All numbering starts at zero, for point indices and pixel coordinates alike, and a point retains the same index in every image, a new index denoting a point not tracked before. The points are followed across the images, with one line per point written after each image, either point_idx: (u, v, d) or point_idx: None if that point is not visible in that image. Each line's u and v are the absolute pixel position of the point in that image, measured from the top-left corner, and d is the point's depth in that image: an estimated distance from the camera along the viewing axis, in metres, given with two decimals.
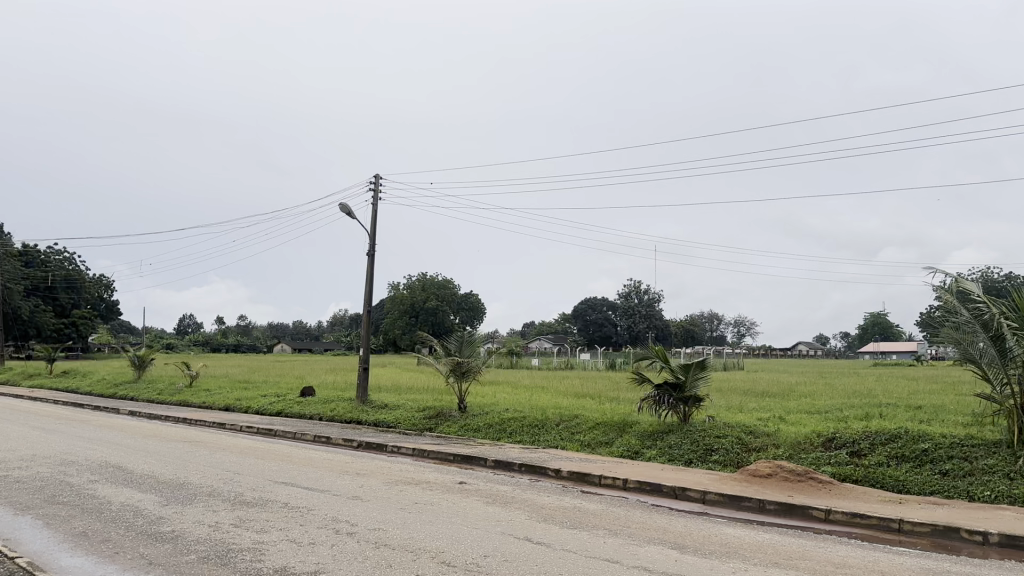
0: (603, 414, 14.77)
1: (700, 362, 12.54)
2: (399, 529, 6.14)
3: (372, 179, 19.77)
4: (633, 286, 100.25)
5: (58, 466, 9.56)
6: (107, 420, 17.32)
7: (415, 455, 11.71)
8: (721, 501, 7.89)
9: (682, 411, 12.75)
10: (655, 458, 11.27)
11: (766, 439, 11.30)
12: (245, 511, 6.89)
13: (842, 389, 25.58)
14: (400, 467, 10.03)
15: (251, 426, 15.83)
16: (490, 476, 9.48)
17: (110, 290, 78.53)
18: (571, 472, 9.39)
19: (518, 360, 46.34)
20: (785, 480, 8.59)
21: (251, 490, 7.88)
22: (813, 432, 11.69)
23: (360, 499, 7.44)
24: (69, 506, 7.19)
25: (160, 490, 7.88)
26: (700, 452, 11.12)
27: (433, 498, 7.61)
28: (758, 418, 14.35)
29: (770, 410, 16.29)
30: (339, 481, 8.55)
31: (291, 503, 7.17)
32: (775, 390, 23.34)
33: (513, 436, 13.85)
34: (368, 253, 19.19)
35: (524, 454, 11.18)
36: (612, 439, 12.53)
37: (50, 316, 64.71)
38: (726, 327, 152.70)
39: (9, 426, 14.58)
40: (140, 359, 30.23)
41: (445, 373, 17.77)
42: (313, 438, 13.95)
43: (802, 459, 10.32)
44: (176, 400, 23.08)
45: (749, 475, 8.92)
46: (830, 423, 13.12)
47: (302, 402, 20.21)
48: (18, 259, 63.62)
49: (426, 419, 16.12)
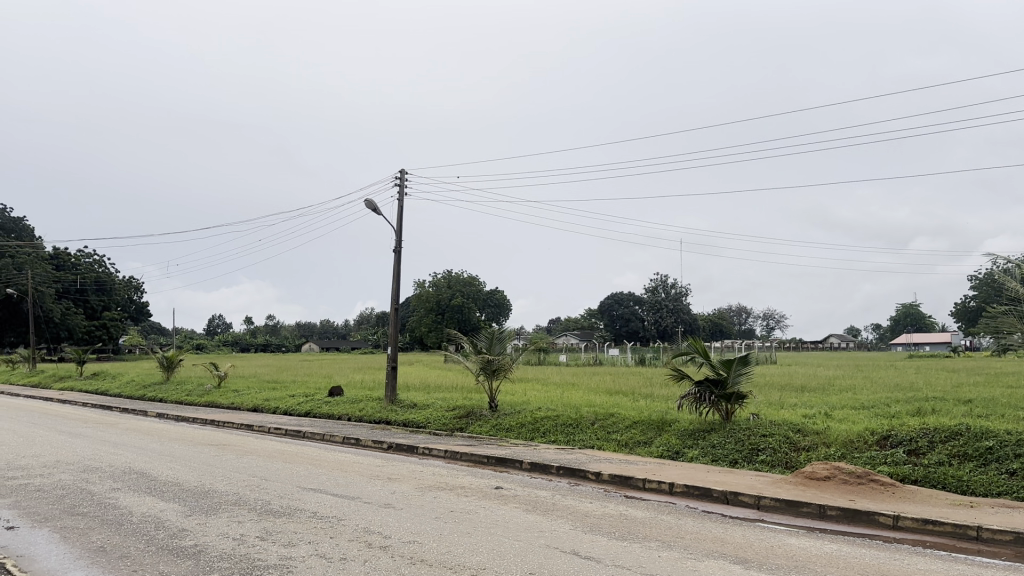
0: (640, 412, 14.24)
1: (742, 357, 11.96)
2: (436, 542, 5.70)
3: (398, 175, 19.35)
4: (661, 280, 99.17)
5: (82, 473, 9.26)
6: (136, 423, 17.10)
7: (448, 458, 11.29)
8: (776, 506, 7.39)
9: (723, 408, 12.19)
10: (698, 459, 10.75)
11: (815, 438, 10.75)
12: (271, 522, 6.49)
13: (885, 383, 24.80)
14: (433, 471, 9.60)
15: (279, 428, 15.49)
16: (526, 480, 9.03)
17: (139, 291, 79.14)
18: (613, 476, 8.90)
19: (547, 356, 45.94)
20: (844, 483, 8.03)
21: (277, 499, 7.48)
22: (867, 429, 11.08)
23: (392, 507, 7.01)
24: (87, 518, 6.83)
25: (184, 499, 7.52)
26: (745, 452, 10.61)
27: (470, 506, 7.15)
28: (803, 414, 13.75)
29: (815, 405, 15.71)
30: (369, 487, 8.13)
31: (319, 513, 6.76)
32: (814, 385, 22.69)
33: (547, 436, 13.40)
34: (394, 250, 18.81)
35: (560, 456, 10.71)
36: (651, 438, 12.03)
37: (80, 319, 65.25)
38: (755, 321, 151.07)
39: (33, 430, 14.34)
40: (168, 360, 30.12)
41: (475, 372, 17.36)
42: (342, 440, 13.58)
43: (857, 459, 9.75)
44: (203, 401, 22.89)
45: (803, 478, 8.37)
46: (881, 419, 12.46)
47: (330, 401, 19.92)
48: (49, 264, 64.25)
49: (457, 419, 15.69)
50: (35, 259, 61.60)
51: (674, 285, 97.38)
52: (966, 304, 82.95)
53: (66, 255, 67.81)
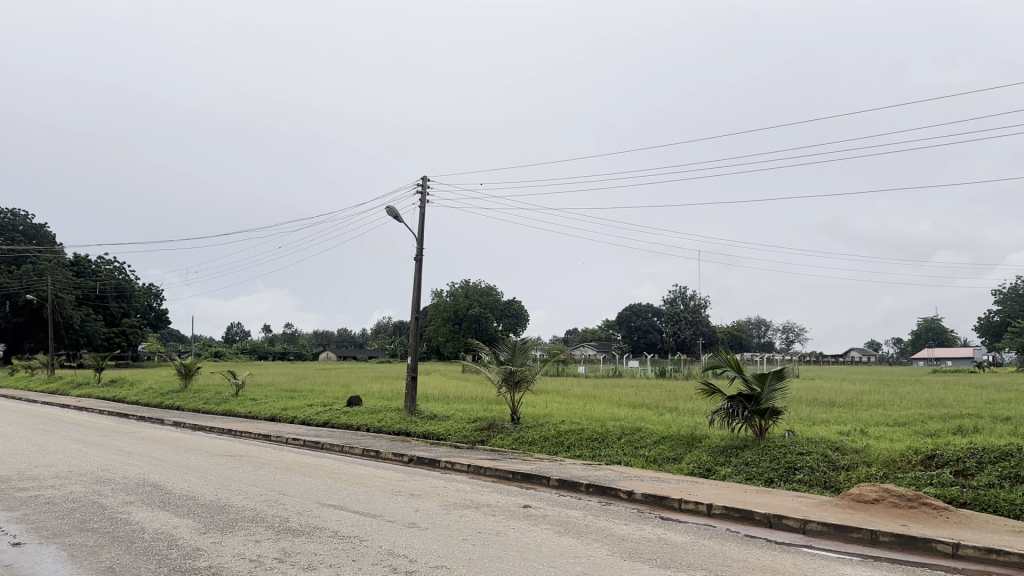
0: (668, 427, 13.76)
1: (777, 372, 11.54)
2: (465, 568, 5.32)
3: (419, 182, 19.04)
4: (680, 291, 98.50)
5: (95, 485, 8.96)
6: (152, 432, 16.86)
7: (471, 473, 10.91)
8: (824, 531, 6.96)
9: (757, 424, 11.71)
10: (731, 477, 10.33)
11: (855, 456, 10.28)
12: (289, 542, 6.14)
13: (913, 398, 24.18)
14: (457, 487, 9.20)
15: (297, 439, 15.18)
16: (555, 498, 8.62)
17: (159, 298, 79.64)
18: (647, 495, 8.48)
19: (566, 367, 45.58)
20: (894, 506, 7.57)
21: (297, 515, 7.14)
22: (909, 448, 10.59)
23: (417, 527, 6.64)
24: (97, 535, 6.51)
25: (200, 515, 7.19)
26: (782, 470, 10.18)
27: (499, 526, 6.75)
28: (838, 431, 13.26)
29: (849, 422, 15.15)
30: (391, 504, 7.75)
31: (340, 532, 6.40)
32: (842, 399, 22.14)
33: (571, 450, 13.00)
34: (415, 258, 18.51)
35: (588, 472, 10.30)
36: (680, 455, 11.60)
37: (100, 325, 65.55)
38: (774, 334, 150.10)
39: (47, 438, 14.10)
40: (186, 368, 29.96)
41: (497, 383, 16.98)
42: (362, 451, 13.23)
43: (901, 479, 9.29)
44: (221, 410, 22.65)
45: (851, 500, 7.90)
46: (922, 437, 11.93)
47: (348, 412, 19.59)
48: (70, 270, 64.66)
49: (477, 431, 15.30)
50: (57, 266, 61.99)
51: (692, 295, 96.77)
52: (991, 318, 81.78)
53: (87, 261, 68.26)
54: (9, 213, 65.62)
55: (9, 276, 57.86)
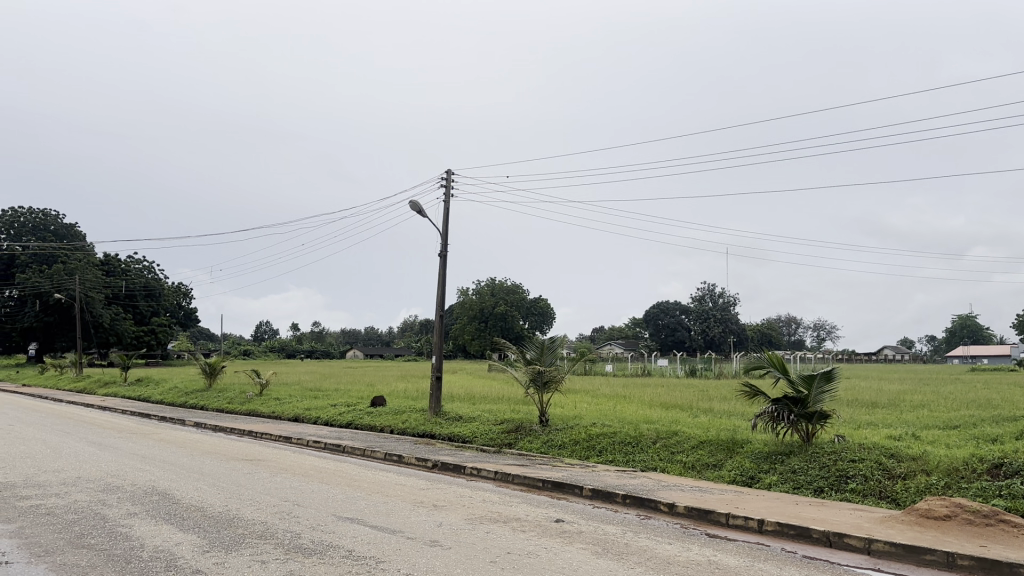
0: (706, 431, 13.00)
1: (825, 373, 10.79)
2: None
3: (446, 175, 18.50)
4: (709, 288, 97.46)
5: (101, 493, 8.47)
6: (171, 433, 16.54)
7: (498, 480, 10.30)
8: (891, 551, 6.26)
9: (804, 429, 10.95)
10: (778, 486, 9.61)
11: (913, 463, 9.48)
12: (299, 563, 5.56)
13: (958, 398, 23.31)
14: (483, 497, 8.58)
15: (319, 441, 14.66)
16: (588, 512, 7.97)
17: (188, 297, 80.29)
18: (689, 508, 7.80)
19: (594, 366, 45.09)
20: (969, 524, 6.83)
21: (309, 531, 6.56)
22: (972, 454, 9.73)
23: (440, 546, 6.03)
24: (92, 553, 5.95)
25: (205, 530, 6.63)
26: (832, 479, 9.46)
27: (529, 546, 6.11)
28: (889, 435, 12.50)
29: (896, 425, 14.31)
30: (412, 518, 7.14)
31: (355, 552, 5.79)
32: (886, 399, 21.45)
33: (603, 455, 12.37)
34: (441, 253, 17.91)
35: (623, 480, 9.66)
36: (721, 461, 10.87)
37: (130, 325, 65.84)
38: (805, 331, 148.51)
39: (61, 440, 13.74)
40: (211, 366, 29.67)
41: (525, 383, 16.33)
42: (384, 455, 12.67)
43: (965, 490, 8.52)
44: (244, 410, 22.20)
45: (919, 516, 7.15)
46: (979, 443, 11.12)
47: (372, 412, 19.13)
48: (100, 270, 65.19)
49: (505, 433, 14.71)
50: (88, 266, 62.44)
51: (721, 294, 96.01)
52: None
53: (116, 262, 68.81)
54: (42, 212, 66.55)
55: (41, 275, 58.29)
